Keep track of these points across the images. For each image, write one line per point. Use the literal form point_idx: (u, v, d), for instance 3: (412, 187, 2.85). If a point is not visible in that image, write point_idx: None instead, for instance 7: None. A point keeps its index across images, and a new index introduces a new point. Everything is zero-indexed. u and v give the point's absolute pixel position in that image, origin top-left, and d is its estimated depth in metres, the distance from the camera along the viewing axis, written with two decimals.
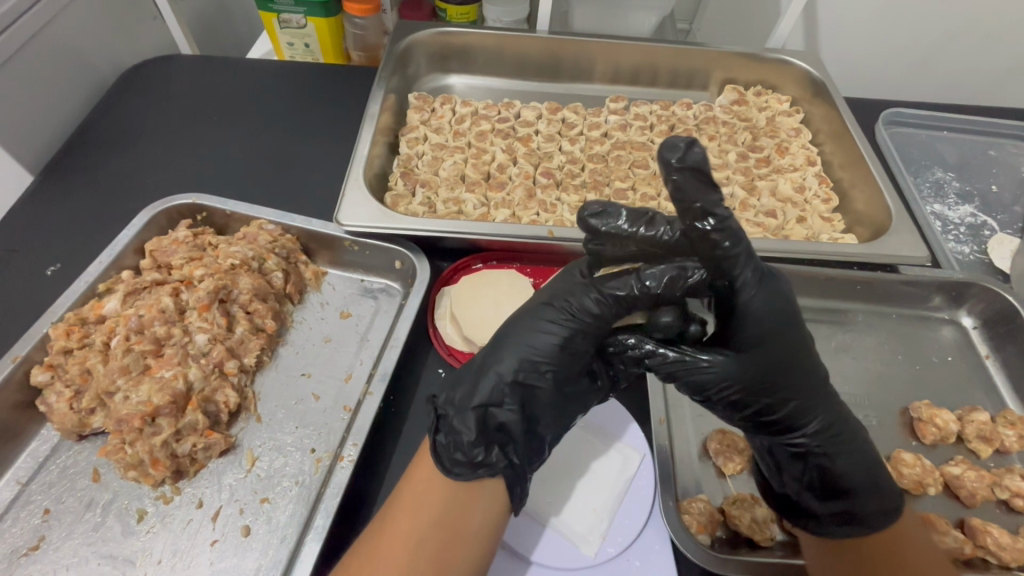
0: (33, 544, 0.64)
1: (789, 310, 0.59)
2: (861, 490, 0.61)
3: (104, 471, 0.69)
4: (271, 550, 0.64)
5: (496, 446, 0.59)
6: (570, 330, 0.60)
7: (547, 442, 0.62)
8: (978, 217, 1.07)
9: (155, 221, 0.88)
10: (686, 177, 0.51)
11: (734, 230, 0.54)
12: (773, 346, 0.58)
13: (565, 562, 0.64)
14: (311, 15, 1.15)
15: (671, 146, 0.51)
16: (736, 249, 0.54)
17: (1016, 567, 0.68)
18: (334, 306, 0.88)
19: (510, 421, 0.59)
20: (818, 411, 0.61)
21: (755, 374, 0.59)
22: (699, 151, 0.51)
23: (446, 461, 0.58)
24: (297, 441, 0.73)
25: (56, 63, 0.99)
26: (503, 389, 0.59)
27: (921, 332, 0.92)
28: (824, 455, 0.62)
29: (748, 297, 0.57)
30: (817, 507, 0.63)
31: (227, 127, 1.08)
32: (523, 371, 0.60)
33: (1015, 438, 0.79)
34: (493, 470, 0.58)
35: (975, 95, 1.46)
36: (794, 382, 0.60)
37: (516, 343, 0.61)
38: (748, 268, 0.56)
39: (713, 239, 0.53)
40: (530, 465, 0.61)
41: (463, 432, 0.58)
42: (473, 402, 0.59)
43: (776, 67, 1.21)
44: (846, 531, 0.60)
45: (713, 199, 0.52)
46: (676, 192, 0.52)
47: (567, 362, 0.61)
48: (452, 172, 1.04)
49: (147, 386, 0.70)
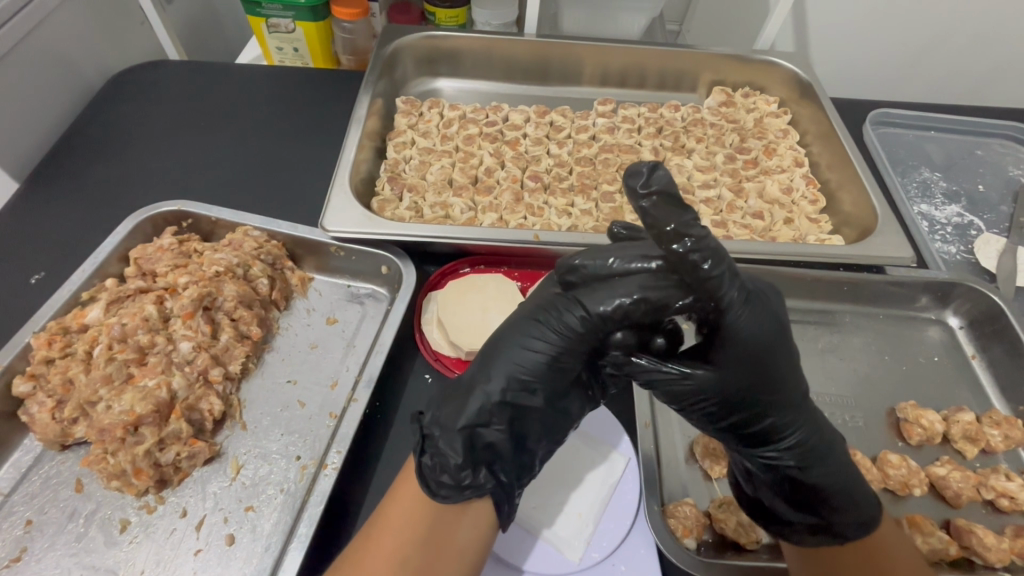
0: (14, 555, 0.63)
1: (775, 325, 0.58)
2: (842, 509, 0.60)
3: (87, 481, 0.69)
4: (255, 559, 0.64)
5: (484, 465, 0.59)
6: (557, 347, 0.59)
7: (537, 457, 0.62)
8: (964, 217, 1.08)
9: (139, 228, 0.87)
10: (657, 203, 0.50)
11: (713, 251, 0.51)
12: (755, 363, 0.57)
13: (549, 567, 0.64)
14: (299, 20, 1.15)
15: (634, 173, 0.50)
16: (717, 272, 0.52)
17: (1000, 567, 0.68)
18: (320, 313, 0.88)
19: (498, 441, 0.59)
20: (799, 426, 0.61)
21: (731, 387, 0.58)
22: (664, 176, 0.50)
23: (431, 483, 0.58)
24: (282, 448, 0.72)
25: (41, 70, 0.98)
26: (490, 409, 0.59)
27: (908, 333, 0.92)
28: (801, 468, 0.62)
29: (731, 316, 0.55)
30: (789, 517, 0.63)
31: (213, 133, 1.08)
32: (511, 391, 0.59)
33: (1000, 438, 0.79)
34: (481, 491, 0.58)
35: (964, 94, 1.47)
36: (775, 398, 0.59)
37: (502, 362, 0.60)
38: (732, 288, 0.54)
39: (690, 260, 0.51)
40: (521, 481, 0.62)
41: (449, 454, 0.57)
42: (461, 424, 0.58)
43: (763, 69, 1.21)
44: (816, 540, 0.61)
45: (688, 220, 0.51)
46: (649, 219, 0.50)
47: (554, 378, 0.60)
48: (439, 176, 1.03)
49: (129, 394, 0.70)
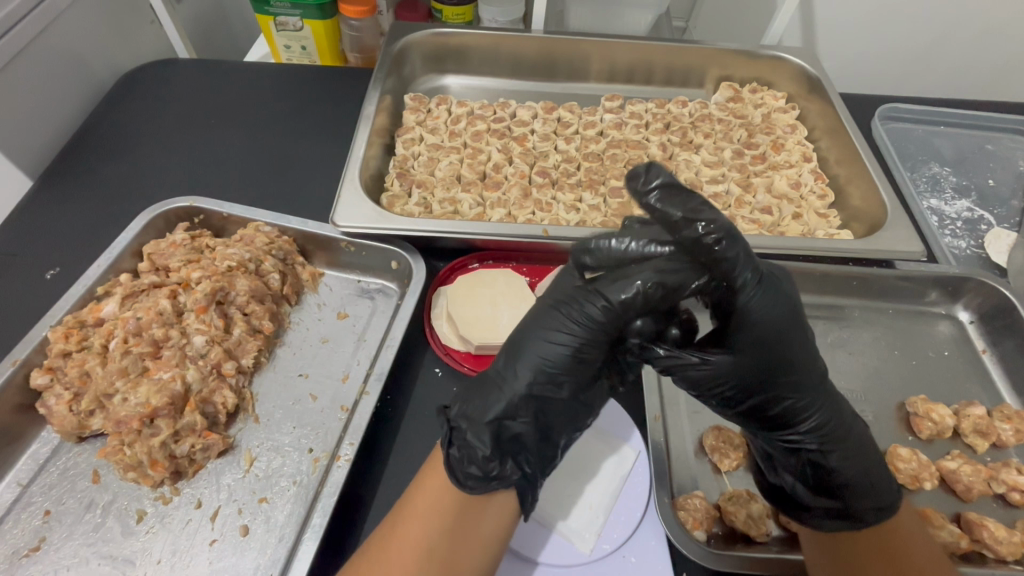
0: (34, 545, 0.64)
1: (788, 306, 0.59)
2: (860, 486, 0.61)
3: (104, 472, 0.70)
4: (269, 549, 0.65)
5: (510, 457, 0.59)
6: (579, 338, 0.59)
7: (560, 446, 0.63)
8: (975, 212, 1.07)
9: (153, 224, 0.88)
10: (666, 193, 0.55)
11: (727, 232, 0.55)
12: (772, 345, 0.58)
13: (560, 559, 0.64)
14: (307, 18, 1.16)
15: (634, 176, 0.57)
16: (731, 252, 0.55)
17: (1011, 559, 0.68)
18: (331, 307, 0.89)
19: (525, 432, 0.59)
20: (820, 407, 0.61)
21: (750, 370, 0.59)
22: (661, 172, 0.56)
23: (459, 473, 0.58)
24: (295, 441, 0.73)
25: (55, 68, 0.99)
26: (516, 402, 0.59)
27: (918, 327, 0.92)
28: (822, 452, 0.62)
29: (748, 298, 0.57)
30: (808, 500, 0.63)
31: (224, 130, 1.09)
32: (537, 384, 0.60)
33: (1012, 432, 0.79)
34: (506, 482, 0.58)
35: (973, 90, 1.46)
36: (794, 379, 0.60)
37: (527, 357, 0.61)
38: (746, 270, 0.57)
39: (707, 241, 0.54)
40: (545, 470, 0.62)
41: (477, 446, 0.57)
42: (489, 416, 0.59)
43: (772, 64, 1.21)
44: (836, 525, 0.61)
45: (696, 206, 0.55)
46: (657, 212, 0.56)
47: (579, 371, 0.60)
48: (448, 172, 1.04)
49: (145, 387, 0.71)
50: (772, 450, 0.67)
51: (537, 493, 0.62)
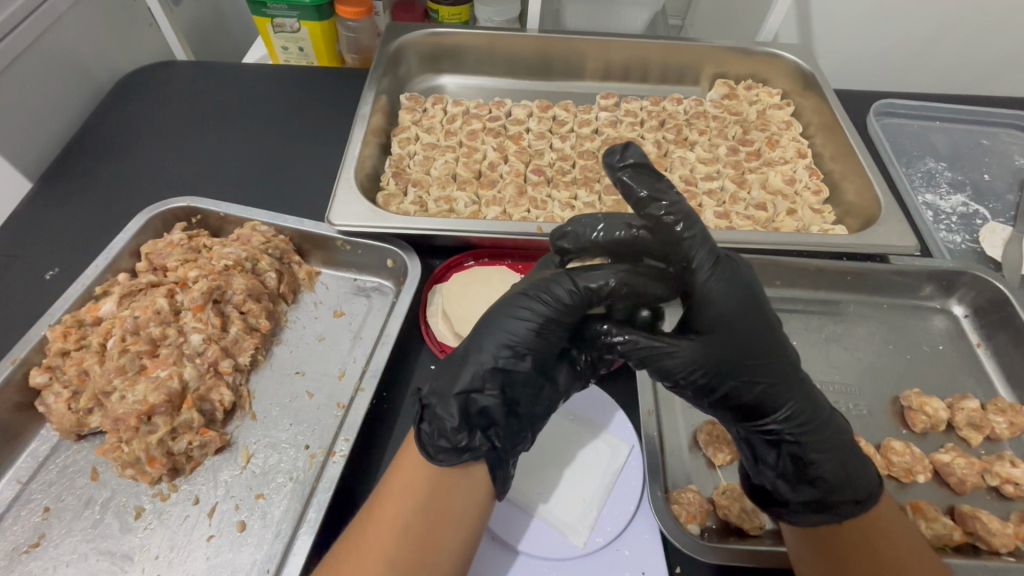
0: (34, 541, 0.65)
1: (750, 290, 0.60)
2: (837, 480, 0.60)
3: (102, 470, 0.70)
4: (266, 544, 0.65)
5: (479, 429, 0.60)
6: (543, 314, 0.61)
7: (528, 425, 0.63)
8: (970, 206, 1.07)
9: (151, 224, 0.89)
10: (634, 172, 0.58)
11: (686, 214, 0.58)
12: (735, 328, 0.59)
13: (552, 551, 0.65)
14: (304, 19, 1.16)
15: (611, 151, 0.59)
16: (689, 234, 0.58)
17: (1005, 552, 0.68)
18: (327, 305, 0.90)
19: (491, 405, 0.61)
20: (791, 397, 0.61)
21: (723, 357, 0.59)
22: (636, 151, 0.58)
23: (429, 447, 0.59)
24: (291, 438, 0.74)
25: (54, 71, 1.00)
26: (483, 373, 0.61)
27: (912, 322, 0.92)
28: (797, 445, 0.62)
29: (704, 279, 0.59)
30: (788, 494, 0.63)
31: (222, 131, 1.10)
32: (503, 357, 0.61)
33: (1005, 425, 0.79)
34: (476, 454, 0.59)
35: (970, 86, 1.46)
36: (759, 365, 0.60)
37: (495, 330, 0.62)
38: (701, 250, 0.59)
39: (664, 221, 0.58)
40: (516, 448, 0.63)
41: (446, 418, 0.59)
42: (455, 389, 0.60)
43: (765, 61, 1.22)
44: (816, 518, 0.60)
45: (661, 187, 0.58)
46: (625, 187, 0.58)
47: (543, 346, 0.62)
48: (443, 171, 1.05)
49: (143, 385, 0.72)
50: (750, 446, 0.66)
51: (510, 473, 0.62)
